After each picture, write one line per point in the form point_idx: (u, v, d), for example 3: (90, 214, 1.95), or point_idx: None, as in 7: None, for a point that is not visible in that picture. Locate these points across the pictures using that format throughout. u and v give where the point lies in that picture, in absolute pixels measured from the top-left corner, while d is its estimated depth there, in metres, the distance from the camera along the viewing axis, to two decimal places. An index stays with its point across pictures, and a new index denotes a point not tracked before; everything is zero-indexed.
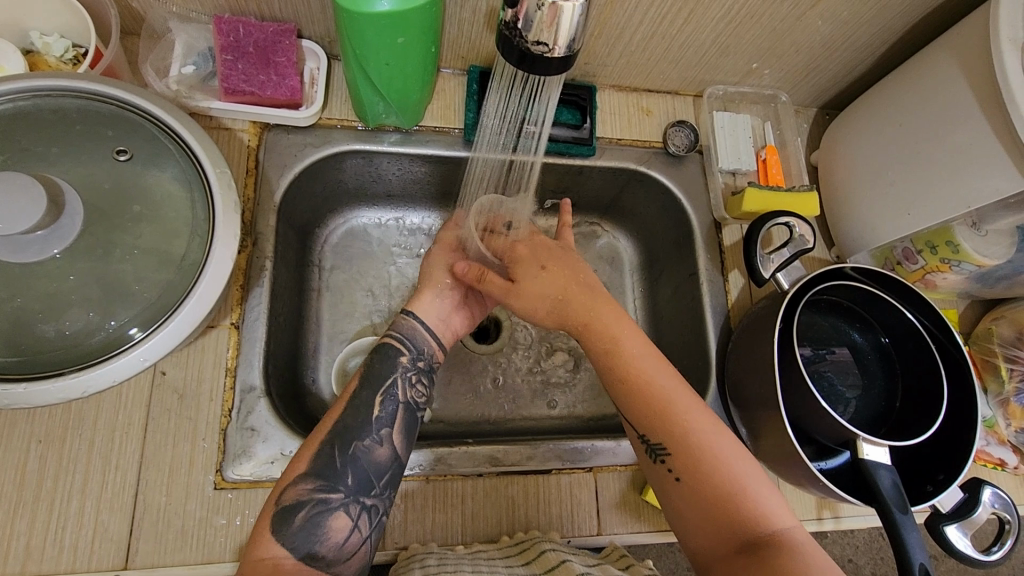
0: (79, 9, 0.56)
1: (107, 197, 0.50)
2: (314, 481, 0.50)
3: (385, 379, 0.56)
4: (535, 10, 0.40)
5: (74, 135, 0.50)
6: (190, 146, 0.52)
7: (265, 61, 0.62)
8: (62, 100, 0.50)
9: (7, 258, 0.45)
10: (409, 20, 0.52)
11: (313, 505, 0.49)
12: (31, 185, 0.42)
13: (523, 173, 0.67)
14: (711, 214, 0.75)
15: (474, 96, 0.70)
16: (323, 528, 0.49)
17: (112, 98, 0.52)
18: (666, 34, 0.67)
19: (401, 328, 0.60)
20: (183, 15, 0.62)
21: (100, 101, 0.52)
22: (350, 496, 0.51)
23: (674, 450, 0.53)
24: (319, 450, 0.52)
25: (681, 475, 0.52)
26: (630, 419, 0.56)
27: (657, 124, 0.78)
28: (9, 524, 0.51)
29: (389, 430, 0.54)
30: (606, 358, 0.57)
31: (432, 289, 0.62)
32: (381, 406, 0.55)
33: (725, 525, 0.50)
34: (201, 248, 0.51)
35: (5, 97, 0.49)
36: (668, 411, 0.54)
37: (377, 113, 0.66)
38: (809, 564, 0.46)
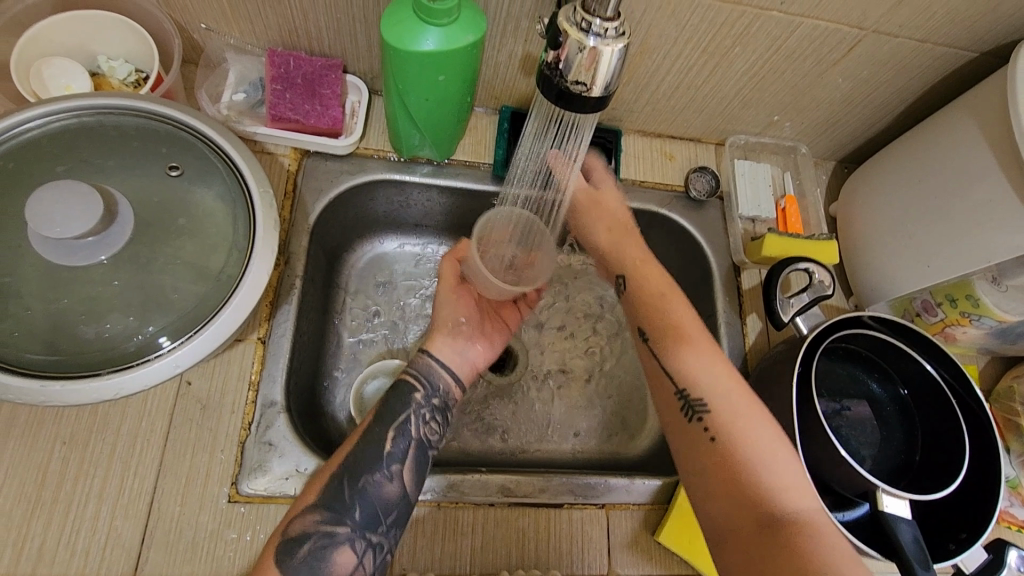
0: (146, 36, 0.60)
1: (155, 210, 0.53)
2: (321, 513, 0.50)
3: (398, 415, 0.56)
4: (576, 53, 0.42)
5: (132, 151, 0.53)
6: (238, 165, 0.55)
7: (311, 92, 0.66)
8: (123, 118, 0.54)
9: (57, 261, 0.47)
10: (451, 60, 0.55)
11: (320, 537, 0.49)
12: (84, 192, 0.44)
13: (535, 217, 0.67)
14: (730, 258, 0.77)
15: (505, 135, 0.72)
16: (326, 561, 0.48)
17: (170, 119, 0.55)
18: (691, 84, 0.70)
19: (418, 366, 0.60)
20: (239, 48, 0.66)
21: (158, 120, 0.55)
22: (357, 531, 0.50)
23: (715, 412, 0.54)
24: (330, 482, 0.51)
25: (716, 436, 0.53)
26: (670, 376, 0.58)
27: (679, 169, 0.80)
28: (25, 524, 0.52)
29: (400, 466, 0.54)
30: (646, 304, 0.63)
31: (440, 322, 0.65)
32: (392, 442, 0.55)
33: (749, 496, 0.50)
34: (238, 263, 0.53)
35: (72, 113, 0.53)
36: (713, 370, 0.57)
37: (412, 146, 0.70)
38: (826, 549, 0.46)
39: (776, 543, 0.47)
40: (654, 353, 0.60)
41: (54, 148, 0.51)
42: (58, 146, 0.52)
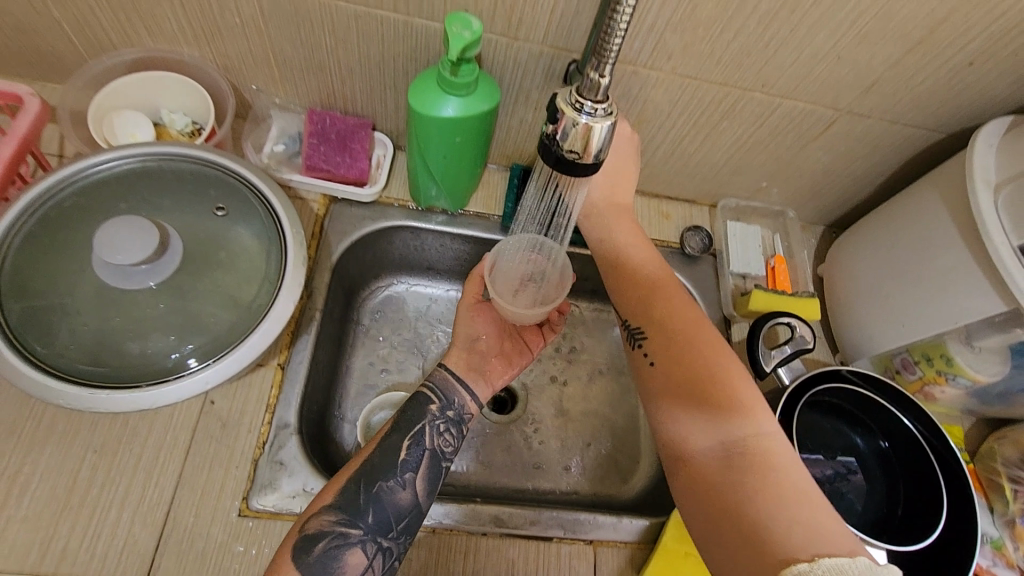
0: (205, 94, 0.69)
1: (199, 243, 0.59)
2: (337, 514, 0.54)
3: (415, 425, 0.61)
4: (571, 126, 0.48)
5: (185, 192, 0.61)
6: (275, 209, 0.62)
7: (343, 146, 0.74)
8: (181, 163, 0.62)
9: (114, 284, 0.54)
10: (468, 124, 0.63)
11: (334, 537, 0.53)
12: (149, 228, 0.52)
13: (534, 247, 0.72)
14: (721, 311, 0.81)
15: (514, 189, 0.80)
16: (339, 561, 0.52)
17: (221, 165, 0.63)
18: (685, 151, 0.77)
19: (435, 379, 0.65)
20: (283, 106, 0.75)
21: (210, 167, 0.63)
22: (369, 534, 0.54)
23: (654, 341, 0.60)
24: (346, 485, 0.56)
25: (655, 360, 0.60)
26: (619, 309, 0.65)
27: (674, 228, 0.86)
28: (53, 525, 0.56)
29: (413, 474, 0.58)
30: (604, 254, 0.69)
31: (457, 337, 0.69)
32: (408, 450, 0.59)
33: (692, 417, 0.55)
34: (268, 295, 0.59)
35: (139, 158, 0.61)
36: (654, 299, 0.63)
37: (429, 197, 0.77)
38: (765, 466, 0.50)
39: (728, 474, 0.51)
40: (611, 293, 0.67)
41: (120, 187, 0.59)
42: (124, 185, 0.59)
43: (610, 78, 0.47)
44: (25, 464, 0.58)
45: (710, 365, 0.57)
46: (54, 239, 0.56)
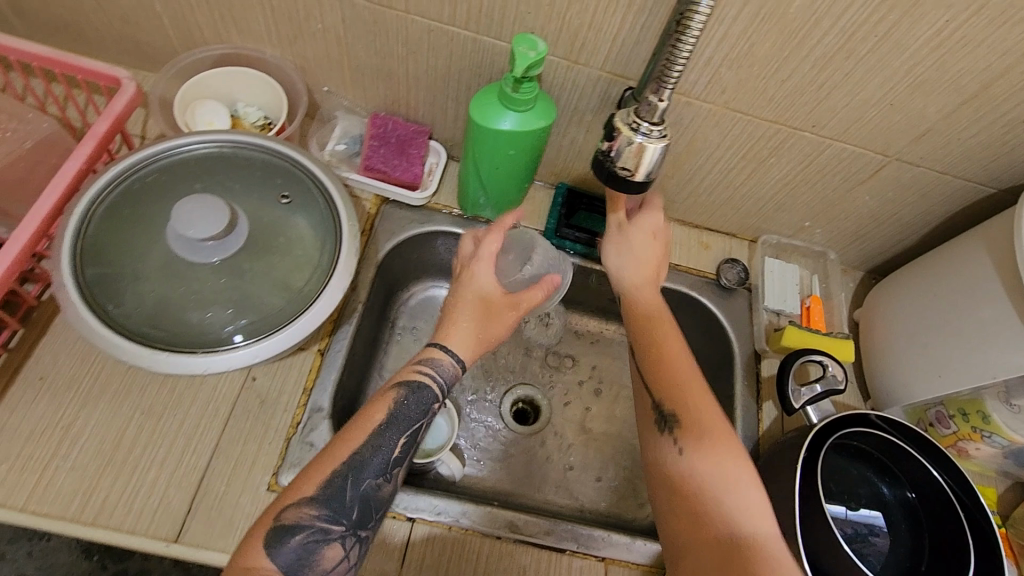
0: (281, 92, 0.74)
1: (262, 226, 0.63)
2: (317, 509, 0.52)
3: (415, 422, 0.58)
4: (626, 145, 0.52)
5: (254, 179, 0.65)
6: (334, 202, 0.66)
7: (401, 151, 0.79)
8: (253, 152, 0.66)
9: (182, 254, 0.58)
10: (523, 138, 0.66)
11: (313, 531, 0.52)
12: (220, 207, 0.56)
13: (527, 246, 0.75)
14: (752, 345, 0.82)
15: (558, 209, 0.84)
16: (316, 555, 0.51)
17: (289, 157, 0.67)
18: (730, 183, 0.79)
19: (432, 362, 0.61)
20: (349, 109, 0.80)
21: (279, 157, 0.67)
22: (350, 530, 0.53)
23: (685, 423, 0.59)
24: (331, 481, 0.53)
25: (684, 447, 0.58)
26: (649, 387, 0.63)
27: (712, 258, 0.87)
28: (97, 477, 0.59)
29: (400, 469, 0.57)
30: (643, 323, 0.67)
31: (458, 320, 0.63)
32: (401, 447, 0.57)
33: (704, 513, 0.54)
34: (319, 282, 0.62)
35: (217, 143, 0.66)
36: (684, 382, 0.62)
37: (476, 205, 0.80)
38: (777, 568, 0.50)
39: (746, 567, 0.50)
40: (637, 365, 0.65)
41: (198, 168, 0.64)
42: (201, 167, 0.64)
43: (668, 102, 0.49)
44: (77, 419, 0.61)
45: (722, 463, 0.57)
46: (133, 210, 0.60)
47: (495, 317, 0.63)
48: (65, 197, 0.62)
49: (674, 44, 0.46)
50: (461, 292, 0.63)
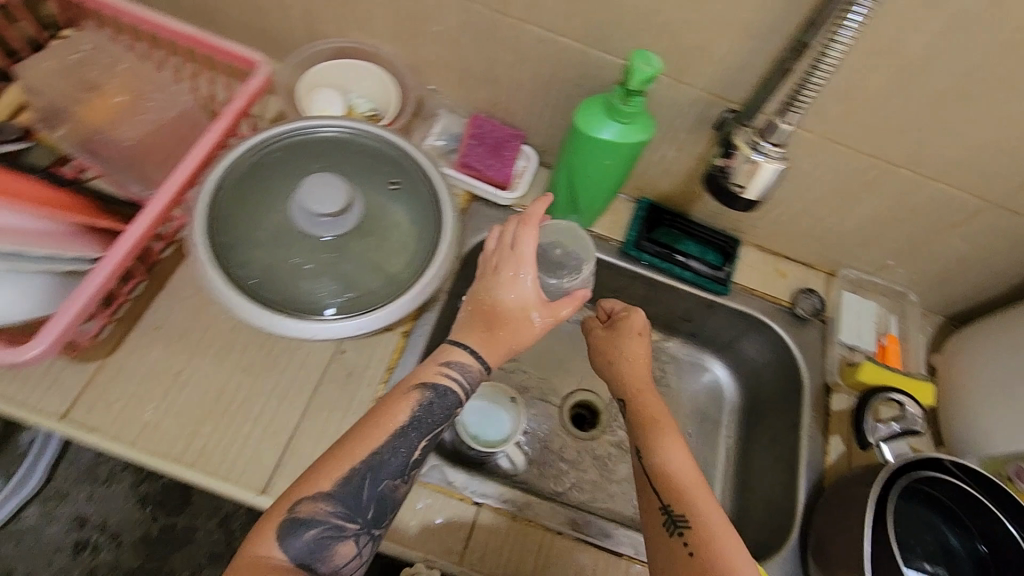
0: (395, 88, 0.79)
1: (372, 209, 0.67)
2: (333, 506, 0.53)
3: (435, 425, 0.59)
4: (743, 161, 0.54)
5: (368, 165, 0.69)
6: (438, 195, 0.69)
7: (496, 151, 0.82)
8: (369, 140, 0.71)
9: (299, 226, 0.62)
10: (621, 149, 0.69)
11: (327, 528, 0.52)
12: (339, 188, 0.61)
13: (575, 254, 0.70)
14: (823, 377, 0.81)
15: (639, 222, 0.86)
16: (330, 550, 0.52)
17: (400, 148, 0.71)
18: (818, 213, 0.79)
19: (455, 365, 0.60)
20: (451, 108, 0.84)
21: (391, 147, 0.71)
22: (364, 528, 0.54)
23: (694, 526, 0.57)
24: (348, 479, 0.54)
25: (694, 550, 0.56)
26: (654, 487, 0.61)
27: (788, 287, 0.88)
28: (199, 424, 0.64)
29: (417, 471, 0.58)
30: (639, 426, 0.66)
31: (488, 333, 0.61)
32: (422, 449, 0.58)
33: None
34: (417, 268, 0.66)
35: (339, 129, 0.70)
36: (690, 483, 0.60)
37: (561, 211, 0.83)
38: None
39: None
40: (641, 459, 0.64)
41: (321, 150, 0.69)
42: (323, 150, 0.69)
43: (795, 124, 0.52)
44: (185, 370, 0.66)
45: (732, 550, 0.56)
46: (260, 182, 0.66)
47: (520, 329, 0.61)
48: (201, 165, 0.67)
49: (812, 67, 0.49)
50: (491, 295, 0.61)
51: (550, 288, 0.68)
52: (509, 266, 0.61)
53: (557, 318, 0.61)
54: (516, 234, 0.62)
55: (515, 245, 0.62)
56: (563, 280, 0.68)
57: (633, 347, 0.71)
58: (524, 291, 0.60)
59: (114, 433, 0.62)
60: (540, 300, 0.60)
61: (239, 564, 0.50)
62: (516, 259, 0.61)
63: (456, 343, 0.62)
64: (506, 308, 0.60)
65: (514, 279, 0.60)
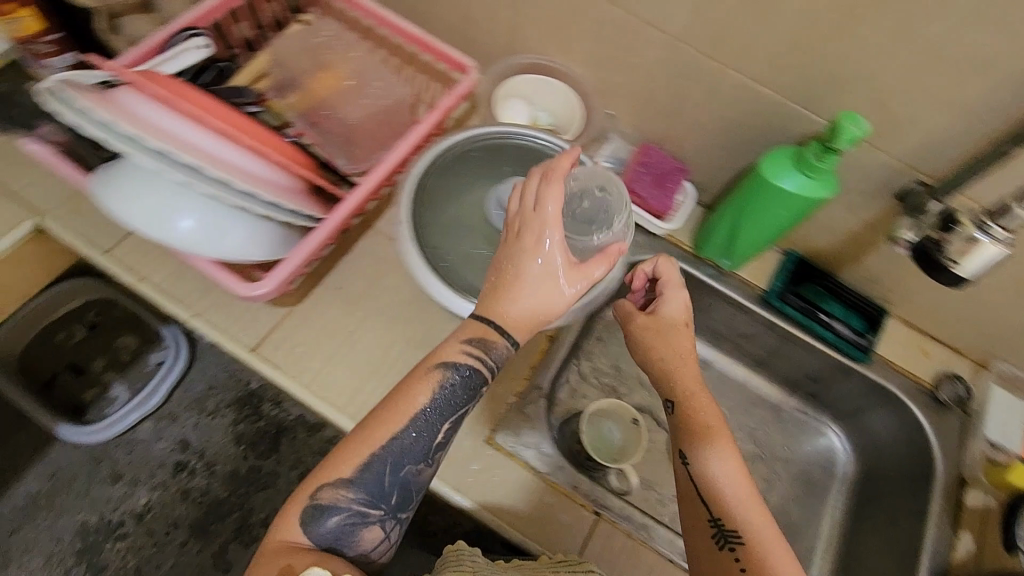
0: (578, 106, 0.84)
1: None
2: (355, 493, 0.56)
3: (459, 409, 0.59)
4: (961, 242, 0.62)
5: None
6: None
7: (660, 181, 0.84)
8: (564, 156, 0.75)
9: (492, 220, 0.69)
10: (798, 202, 0.70)
11: (352, 514, 0.56)
12: None
13: (602, 202, 0.69)
14: (958, 469, 0.78)
15: (785, 274, 0.87)
16: (355, 535, 0.56)
17: (589, 169, 0.74)
18: (986, 300, 0.76)
19: (479, 344, 0.59)
20: (623, 133, 0.87)
21: (581, 167, 0.74)
22: (389, 513, 0.58)
23: (746, 543, 0.58)
24: (369, 466, 0.56)
25: (745, 566, 0.57)
26: (704, 499, 0.61)
27: (931, 368, 0.85)
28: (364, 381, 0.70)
29: (443, 453, 0.60)
30: (690, 433, 0.63)
31: (511, 299, 0.59)
32: (445, 432, 0.59)
33: None
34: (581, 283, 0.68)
35: (540, 141, 0.75)
36: (743, 494, 0.60)
37: (712, 248, 0.85)
38: None
39: None
40: (688, 465, 0.63)
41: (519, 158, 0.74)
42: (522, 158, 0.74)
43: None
44: (354, 330, 0.73)
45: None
46: (467, 174, 0.73)
47: (546, 294, 0.58)
48: (409, 151, 0.74)
49: None
50: (515, 265, 0.58)
51: (582, 245, 0.65)
52: (534, 231, 0.57)
53: (588, 282, 0.58)
54: (540, 196, 0.58)
55: (538, 207, 0.58)
56: (593, 237, 0.66)
57: (677, 339, 0.66)
58: (551, 257, 0.57)
59: (292, 373, 0.70)
60: (568, 263, 0.57)
61: (267, 549, 0.53)
62: (539, 225, 0.57)
63: (483, 318, 0.59)
64: (532, 276, 0.58)
65: (541, 245, 0.57)
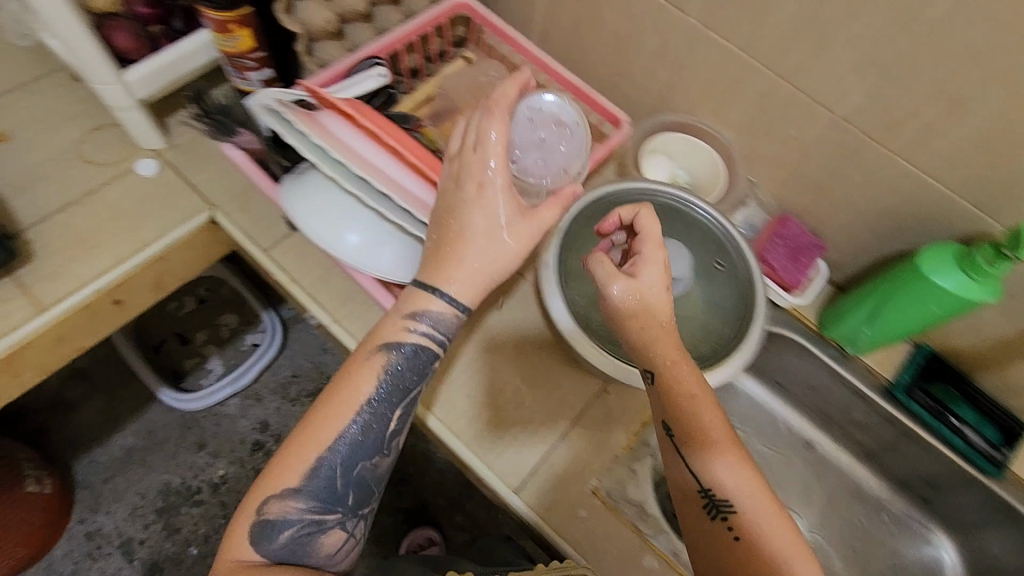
0: (722, 167, 0.85)
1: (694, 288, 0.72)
2: (304, 502, 0.57)
3: (410, 392, 0.62)
4: None
5: (701, 245, 0.73)
6: (755, 299, 0.69)
7: (794, 255, 0.83)
8: (709, 221, 0.73)
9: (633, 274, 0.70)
10: (957, 301, 0.67)
11: (306, 525, 0.57)
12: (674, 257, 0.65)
13: (557, 137, 0.71)
14: None
15: (915, 368, 0.82)
16: (315, 543, 0.58)
17: (733, 240, 0.72)
18: None
19: (425, 315, 0.61)
20: (761, 199, 0.86)
21: (725, 237, 0.72)
22: (348, 513, 0.60)
23: (741, 512, 0.54)
24: (317, 470, 0.58)
25: (740, 536, 0.54)
26: (692, 468, 0.57)
27: None
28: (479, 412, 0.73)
29: (398, 441, 0.62)
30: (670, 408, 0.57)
31: (457, 259, 0.59)
32: (397, 419, 0.62)
33: None
34: (714, 359, 0.68)
35: (684, 202, 0.74)
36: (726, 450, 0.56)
37: (838, 330, 0.81)
38: None
39: None
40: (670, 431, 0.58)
41: (664, 216, 0.74)
42: (670, 218, 0.74)
43: None
44: (475, 356, 0.76)
45: (781, 546, 0.52)
46: None
47: (495, 239, 0.58)
48: None
49: None
50: (460, 214, 0.57)
51: (534, 189, 0.69)
52: (476, 171, 0.57)
53: (539, 227, 0.58)
54: (478, 130, 0.57)
55: (477, 145, 0.57)
56: (543, 180, 0.69)
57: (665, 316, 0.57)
58: (498, 204, 0.57)
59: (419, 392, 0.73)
60: (511, 210, 0.58)
61: (220, 569, 0.55)
62: (480, 157, 0.56)
63: (423, 285, 0.61)
64: (476, 232, 0.57)
65: (483, 184, 0.57)
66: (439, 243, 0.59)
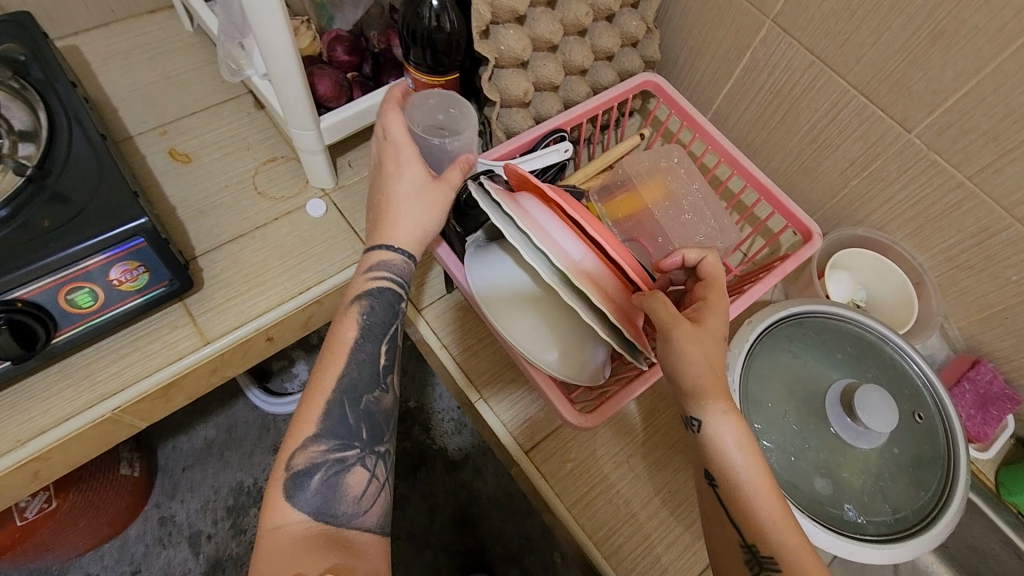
0: (913, 292, 0.78)
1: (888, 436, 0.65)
2: (325, 445, 0.55)
3: (388, 328, 0.62)
4: None
5: (898, 390, 0.67)
6: (955, 466, 0.62)
7: (983, 405, 0.74)
8: (911, 367, 0.67)
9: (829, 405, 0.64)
10: None
11: (330, 466, 0.54)
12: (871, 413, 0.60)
13: (459, 118, 0.69)
14: None
15: None
16: (343, 485, 0.54)
17: (936, 394, 0.66)
18: None
19: (387, 264, 0.62)
20: (947, 333, 0.78)
21: (928, 387, 0.66)
22: (366, 449, 0.56)
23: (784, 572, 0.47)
24: (328, 411, 0.56)
25: None
26: (734, 521, 0.50)
27: None
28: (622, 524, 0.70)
29: (391, 377, 0.61)
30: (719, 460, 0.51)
31: (394, 222, 0.62)
32: (383, 354, 0.61)
33: None
34: (905, 524, 0.61)
35: (886, 340, 0.68)
36: (762, 505, 0.49)
37: None
38: None
39: None
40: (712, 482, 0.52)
41: (860, 349, 0.69)
42: (865, 351, 0.68)
43: None
44: (622, 459, 0.73)
45: None
46: (796, 350, 0.68)
47: (431, 205, 0.62)
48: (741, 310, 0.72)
49: None
50: (388, 195, 0.62)
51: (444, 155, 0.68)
52: (389, 153, 0.62)
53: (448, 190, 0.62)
54: (383, 123, 0.62)
55: (385, 132, 0.62)
56: (449, 143, 0.67)
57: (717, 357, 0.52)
58: (408, 178, 0.61)
59: (562, 488, 0.71)
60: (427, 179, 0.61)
61: (263, 535, 0.50)
62: (390, 140, 0.61)
63: (374, 245, 0.63)
64: (403, 198, 0.61)
65: (398, 161, 0.61)
66: (378, 215, 0.63)
